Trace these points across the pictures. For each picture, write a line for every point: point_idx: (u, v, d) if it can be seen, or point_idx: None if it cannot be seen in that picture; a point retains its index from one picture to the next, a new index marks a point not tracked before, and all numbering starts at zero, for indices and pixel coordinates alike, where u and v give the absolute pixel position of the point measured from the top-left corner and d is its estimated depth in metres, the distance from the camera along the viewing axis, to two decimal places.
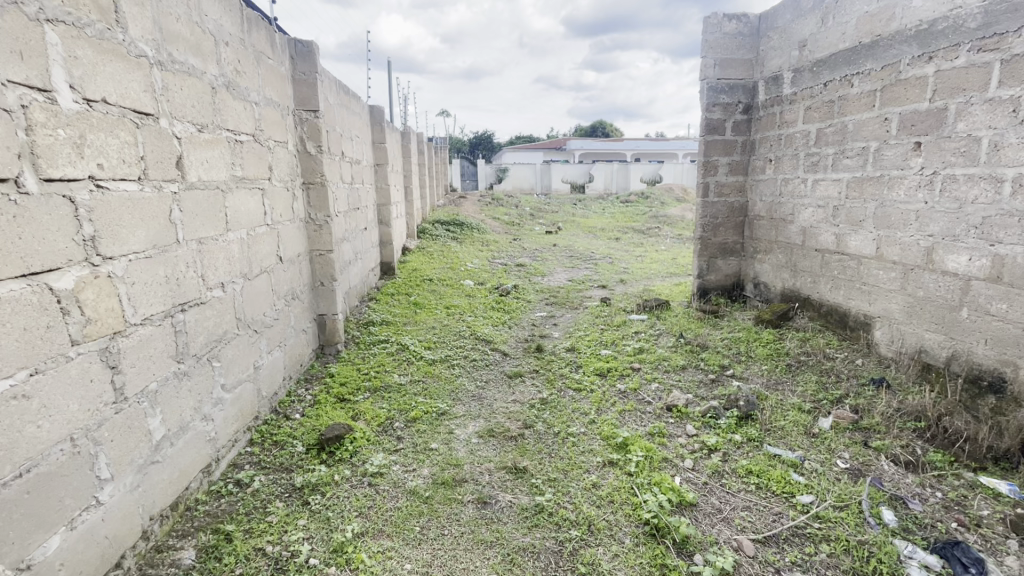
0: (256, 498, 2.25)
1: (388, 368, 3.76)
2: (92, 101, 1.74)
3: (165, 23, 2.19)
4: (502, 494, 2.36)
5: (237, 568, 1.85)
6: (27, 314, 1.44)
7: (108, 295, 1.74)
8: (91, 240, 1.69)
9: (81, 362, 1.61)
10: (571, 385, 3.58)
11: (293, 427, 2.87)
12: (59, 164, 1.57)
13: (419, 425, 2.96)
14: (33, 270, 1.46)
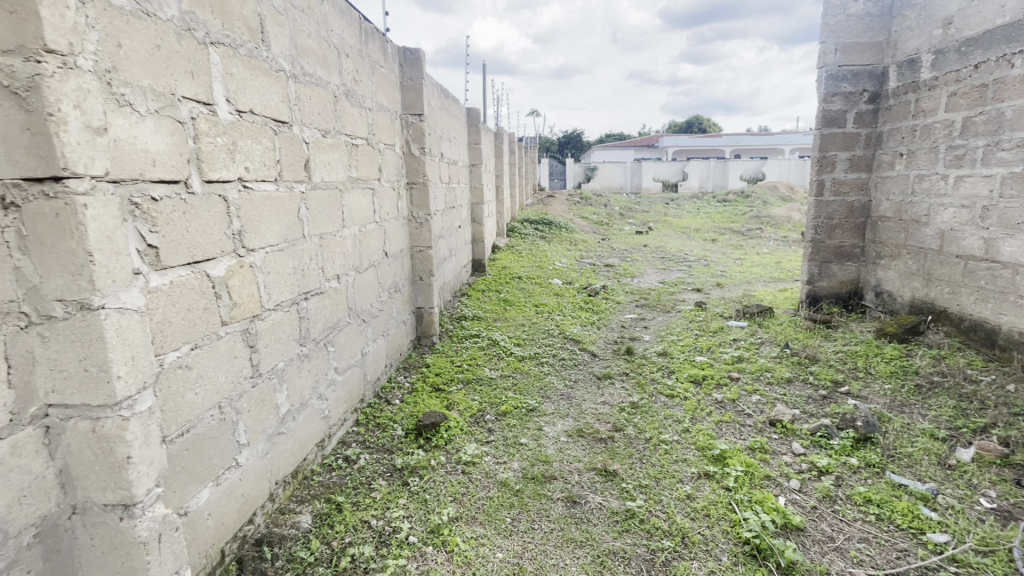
0: (362, 474, 2.43)
1: (480, 362, 3.88)
2: (243, 111, 1.98)
3: (300, 40, 2.44)
4: (592, 496, 2.34)
5: (347, 536, 2.01)
6: (191, 296, 1.67)
7: (250, 282, 1.98)
8: (238, 234, 1.92)
9: (228, 339, 1.85)
10: (664, 391, 3.45)
11: (393, 411, 3.07)
12: (217, 167, 1.81)
13: (509, 419, 3.03)
14: (196, 259, 1.70)
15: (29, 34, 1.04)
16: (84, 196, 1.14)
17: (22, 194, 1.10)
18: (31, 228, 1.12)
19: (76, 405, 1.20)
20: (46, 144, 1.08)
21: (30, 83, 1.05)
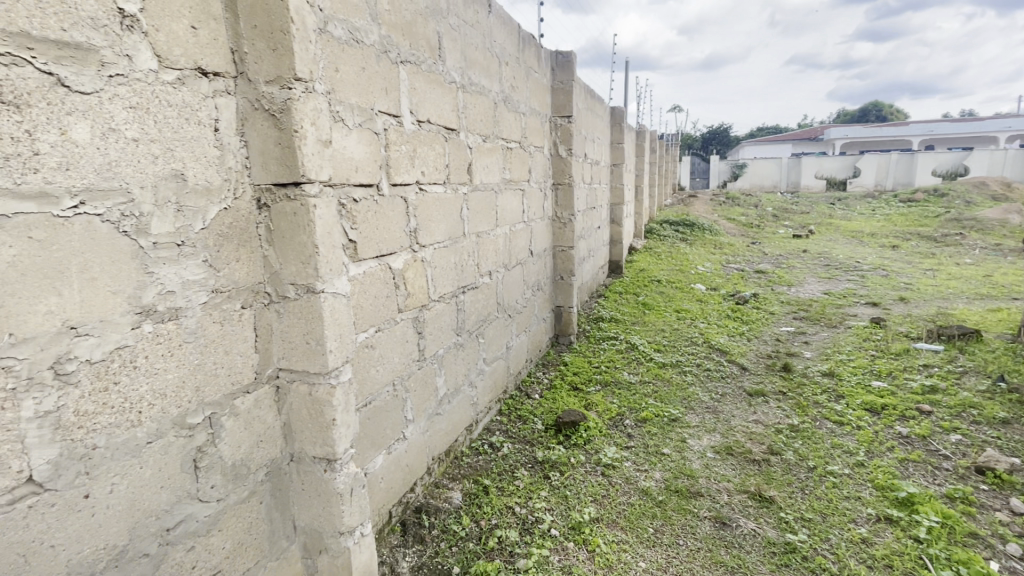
0: (505, 462, 2.56)
1: (618, 365, 3.82)
2: (422, 121, 2.20)
3: (469, 53, 2.64)
4: (745, 520, 2.17)
5: (494, 518, 2.13)
6: (378, 285, 1.91)
7: (421, 275, 2.20)
8: (413, 231, 2.14)
9: (403, 325, 2.07)
10: (830, 416, 3.05)
11: (533, 405, 3.17)
12: (400, 171, 2.04)
13: (650, 426, 2.94)
14: (383, 253, 1.93)
15: (285, 66, 1.28)
16: (314, 198, 1.36)
17: (272, 197, 1.36)
18: (276, 223, 1.38)
19: (299, 370, 1.44)
20: (291, 155, 1.31)
21: (284, 106, 1.29)
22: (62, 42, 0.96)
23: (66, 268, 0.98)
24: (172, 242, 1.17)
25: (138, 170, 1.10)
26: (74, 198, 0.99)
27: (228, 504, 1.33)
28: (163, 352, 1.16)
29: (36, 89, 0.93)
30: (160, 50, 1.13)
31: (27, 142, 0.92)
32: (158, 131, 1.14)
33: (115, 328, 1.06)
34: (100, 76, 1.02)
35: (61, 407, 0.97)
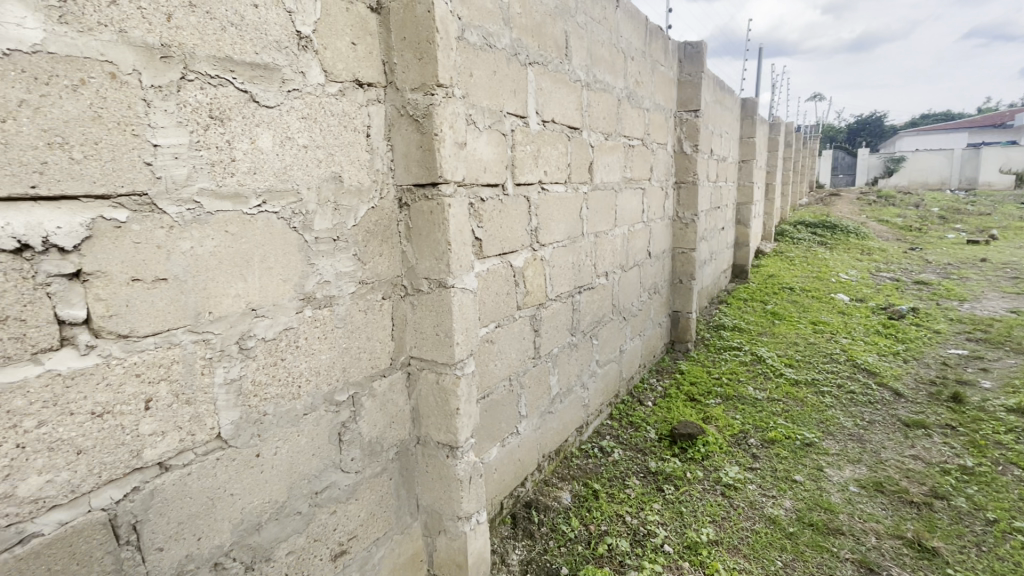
0: (616, 468, 2.50)
1: (742, 379, 3.53)
2: (547, 121, 2.22)
3: (595, 50, 2.60)
4: (898, 570, 1.87)
5: (604, 524, 2.09)
6: (499, 282, 1.96)
7: (539, 274, 2.22)
8: (534, 230, 2.17)
9: (520, 322, 2.11)
10: (1019, 461, 2.52)
11: (646, 412, 3.05)
12: (525, 171, 2.07)
13: (779, 449, 2.67)
14: (505, 251, 1.98)
15: (429, 74, 1.36)
16: (450, 197, 1.43)
17: (412, 197, 1.47)
18: (414, 221, 1.48)
19: (428, 359, 1.54)
20: (431, 157, 1.40)
21: (426, 111, 1.38)
22: (254, 64, 1.12)
23: (250, 258, 1.14)
24: (330, 237, 1.31)
25: (307, 172, 1.25)
26: (258, 197, 1.15)
27: (365, 477, 1.46)
28: (318, 335, 1.30)
29: (235, 105, 1.09)
30: (326, 66, 1.27)
31: (227, 150, 1.08)
32: (322, 138, 1.28)
33: (283, 311, 1.21)
34: (280, 91, 1.17)
35: (241, 377, 1.14)
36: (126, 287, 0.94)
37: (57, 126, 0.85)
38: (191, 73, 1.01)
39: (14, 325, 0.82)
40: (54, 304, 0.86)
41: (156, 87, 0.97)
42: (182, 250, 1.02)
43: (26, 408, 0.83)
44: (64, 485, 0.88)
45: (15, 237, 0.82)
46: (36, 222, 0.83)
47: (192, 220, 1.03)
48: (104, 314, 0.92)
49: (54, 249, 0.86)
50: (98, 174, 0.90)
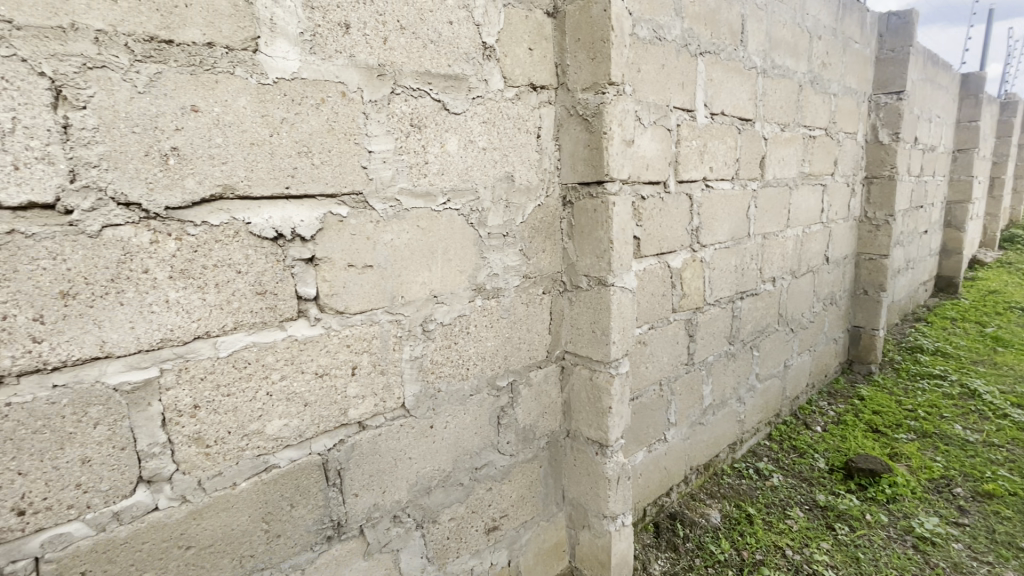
0: (775, 495, 2.26)
1: (945, 415, 2.93)
2: (715, 114, 2.08)
3: (775, 32, 2.36)
4: None
5: (759, 554, 1.92)
6: (655, 282, 1.90)
7: (698, 276, 2.10)
8: (696, 230, 2.06)
9: (675, 326, 2.02)
10: None
11: (814, 438, 2.70)
12: (689, 167, 1.97)
13: (999, 506, 2.16)
14: (663, 251, 1.91)
15: (601, 73, 1.37)
16: (614, 195, 1.43)
17: (576, 195, 1.49)
18: (577, 219, 1.50)
19: (583, 355, 1.56)
20: (598, 156, 1.41)
21: (597, 110, 1.39)
22: (448, 75, 1.24)
23: (435, 251, 1.28)
24: (500, 233, 1.41)
25: (484, 173, 1.35)
26: (444, 196, 1.27)
27: (518, 461, 1.54)
28: (486, 323, 1.40)
29: (430, 113, 1.22)
30: (506, 72, 1.36)
31: (422, 154, 1.22)
32: (499, 140, 1.37)
33: (458, 299, 1.33)
34: (467, 98, 1.29)
35: (423, 355, 1.28)
36: (344, 271, 1.12)
37: (305, 138, 1.04)
38: (399, 88, 1.16)
39: (270, 297, 1.04)
40: (295, 283, 1.06)
41: (373, 101, 1.13)
42: (384, 241, 1.18)
43: (274, 363, 1.04)
44: (294, 430, 1.09)
45: (274, 228, 1.02)
46: (288, 216, 1.04)
47: (393, 215, 1.19)
48: (328, 293, 1.11)
49: (298, 238, 1.05)
50: (330, 177, 1.08)
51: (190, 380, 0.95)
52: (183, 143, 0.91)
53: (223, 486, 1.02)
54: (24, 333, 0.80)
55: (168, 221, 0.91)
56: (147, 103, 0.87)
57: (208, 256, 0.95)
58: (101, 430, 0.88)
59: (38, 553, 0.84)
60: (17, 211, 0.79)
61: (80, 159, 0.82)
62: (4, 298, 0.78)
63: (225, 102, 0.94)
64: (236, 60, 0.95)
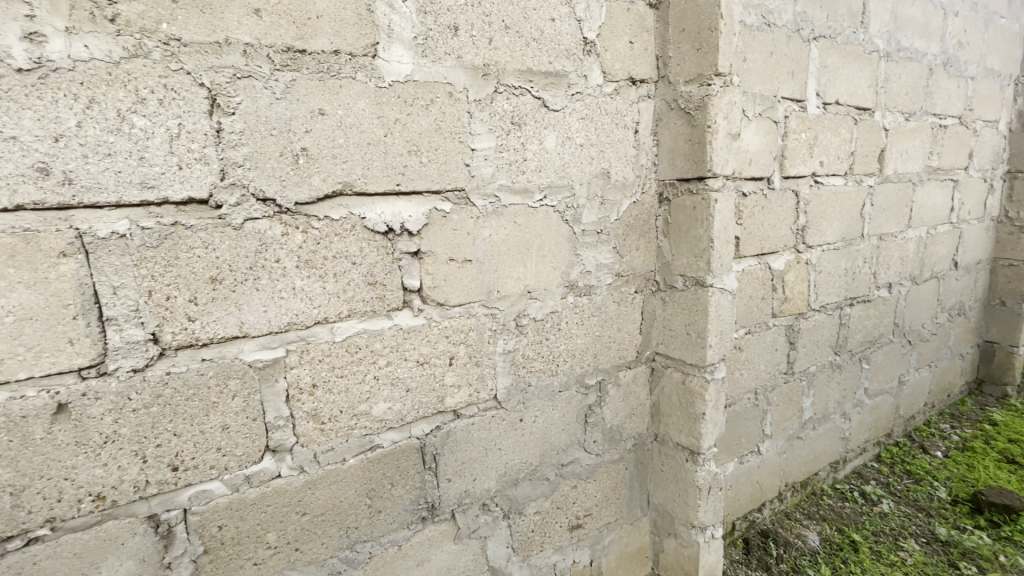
0: (885, 523, 2.06)
1: None
2: (829, 103, 1.91)
3: (902, 10, 2.12)
4: None
5: None
6: (755, 285, 1.79)
7: (802, 279, 1.95)
8: (801, 229, 1.91)
9: (774, 331, 1.90)
10: None
11: (933, 464, 2.42)
12: (797, 162, 1.83)
13: None
14: (764, 252, 1.79)
15: (707, 64, 1.31)
16: (717, 192, 1.36)
17: (674, 191, 1.44)
18: (674, 217, 1.45)
19: (675, 358, 1.51)
20: (700, 151, 1.35)
21: (701, 103, 1.33)
22: (548, 73, 1.25)
23: (530, 247, 1.29)
24: (594, 230, 1.39)
25: (580, 169, 1.34)
26: (541, 192, 1.28)
27: (604, 461, 1.52)
28: (577, 320, 1.40)
29: (530, 111, 1.23)
30: (606, 67, 1.34)
31: (521, 151, 1.24)
32: (596, 136, 1.36)
33: (551, 295, 1.34)
34: (566, 95, 1.28)
35: (516, 349, 1.30)
36: (445, 265, 1.17)
37: (415, 137, 1.09)
38: (501, 86, 1.19)
39: (380, 288, 1.10)
40: (402, 275, 1.13)
41: (477, 100, 1.16)
42: (483, 237, 1.21)
43: (381, 349, 1.11)
44: (396, 413, 1.16)
45: (385, 222, 1.09)
46: (397, 212, 1.10)
47: (492, 211, 1.22)
48: (431, 286, 1.16)
49: (406, 232, 1.11)
50: (436, 174, 1.13)
51: (310, 361, 1.04)
52: (311, 144, 0.99)
53: (335, 460, 1.10)
54: (182, 312, 0.91)
55: (296, 215, 0.99)
56: (283, 108, 0.96)
57: (328, 248, 1.03)
58: (237, 401, 0.98)
59: (186, 505, 0.96)
60: (180, 205, 0.90)
61: (229, 159, 0.92)
62: (168, 281, 0.90)
63: (347, 106, 1.02)
64: (358, 65, 1.02)
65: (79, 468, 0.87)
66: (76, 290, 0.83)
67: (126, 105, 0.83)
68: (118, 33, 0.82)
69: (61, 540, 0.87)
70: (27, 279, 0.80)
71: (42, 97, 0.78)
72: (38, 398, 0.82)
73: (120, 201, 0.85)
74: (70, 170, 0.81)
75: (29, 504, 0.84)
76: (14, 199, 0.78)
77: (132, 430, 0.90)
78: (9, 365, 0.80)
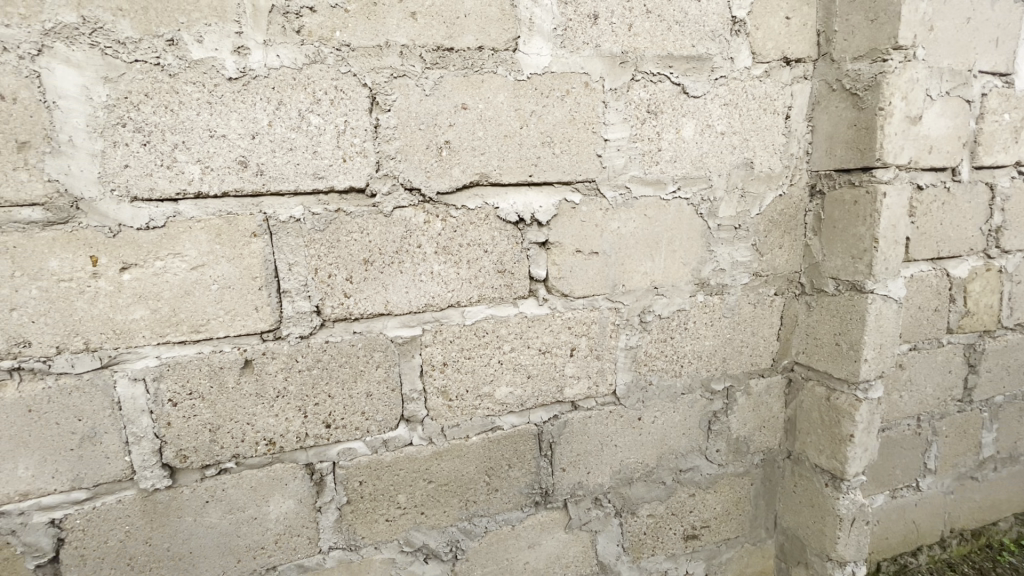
0: None
1: None
2: None
3: None
4: None
5: None
6: (926, 294, 1.53)
7: (992, 290, 1.62)
8: (996, 231, 1.59)
9: (949, 349, 1.61)
10: None
11: None
12: (994, 149, 1.52)
13: None
14: (941, 256, 1.52)
15: (884, 36, 1.14)
16: (886, 184, 1.18)
17: (831, 184, 1.29)
18: (828, 213, 1.30)
19: (819, 370, 1.36)
20: (868, 137, 1.18)
21: (872, 82, 1.16)
22: (690, 57, 1.18)
23: (661, 241, 1.24)
24: (732, 225, 1.29)
25: (720, 159, 1.25)
26: (675, 184, 1.22)
27: (726, 472, 1.42)
28: (706, 320, 1.31)
29: (668, 98, 1.18)
30: (756, 47, 1.23)
31: (656, 141, 1.19)
32: (741, 124, 1.25)
33: (679, 293, 1.28)
34: (709, 79, 1.20)
35: (638, 346, 1.27)
36: (572, 256, 1.17)
37: (549, 129, 1.11)
38: (639, 74, 1.15)
39: (508, 276, 1.14)
40: (530, 265, 1.15)
41: (613, 89, 1.14)
42: (611, 229, 1.19)
43: (506, 335, 1.15)
44: (517, 397, 1.19)
45: (517, 212, 1.12)
46: (529, 202, 1.13)
47: (623, 203, 1.19)
48: (557, 276, 1.17)
49: (536, 222, 1.14)
50: (568, 165, 1.14)
51: (442, 340, 1.11)
52: (454, 137, 1.05)
53: (460, 436, 1.17)
54: (340, 289, 1.03)
55: (437, 204, 1.06)
56: (431, 103, 1.02)
57: (464, 236, 1.09)
58: (380, 372, 1.09)
59: (335, 459, 1.10)
60: (343, 194, 1.01)
61: (384, 153, 1.02)
62: (331, 261, 1.02)
63: (488, 99, 1.06)
64: (499, 60, 1.05)
65: (258, 415, 1.02)
66: (262, 265, 0.98)
67: (305, 105, 0.95)
68: (302, 43, 0.93)
69: (242, 474, 1.04)
70: (228, 254, 0.95)
71: (244, 101, 0.92)
72: (231, 354, 0.99)
73: (297, 190, 0.98)
74: (262, 163, 0.95)
75: (222, 441, 1.01)
76: (222, 187, 0.93)
77: (298, 388, 1.04)
78: (213, 325, 0.97)
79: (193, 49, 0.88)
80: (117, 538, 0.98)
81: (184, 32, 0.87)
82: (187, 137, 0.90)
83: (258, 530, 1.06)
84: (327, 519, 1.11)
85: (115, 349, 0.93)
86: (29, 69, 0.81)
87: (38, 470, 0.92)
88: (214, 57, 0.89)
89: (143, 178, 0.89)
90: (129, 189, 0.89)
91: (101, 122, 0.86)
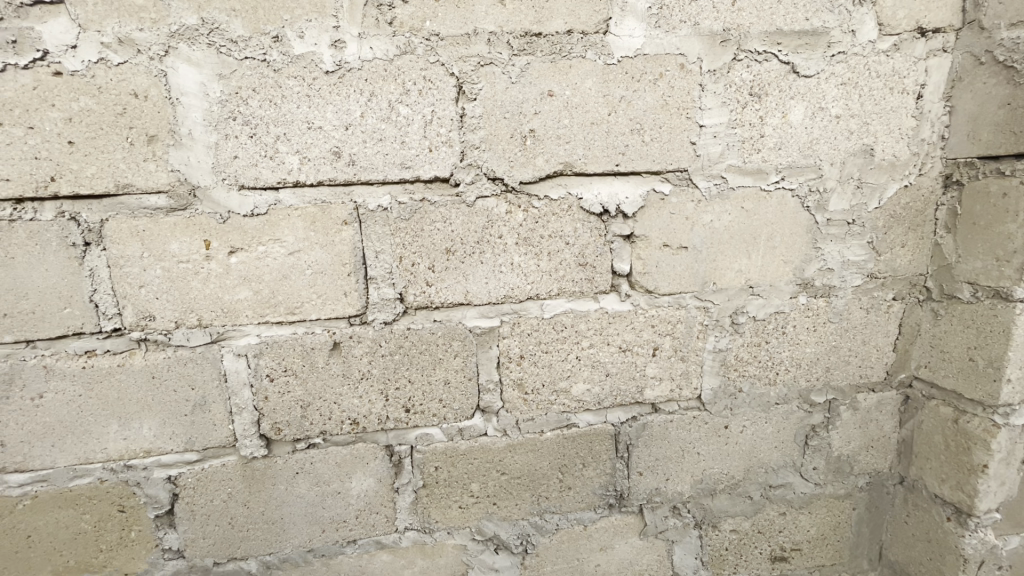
0: None
1: None
2: None
3: None
4: None
5: None
6: None
7: None
8: None
9: None
10: None
11: None
12: None
13: None
14: None
15: None
16: None
17: (972, 173, 1.11)
18: (967, 206, 1.12)
19: (945, 388, 1.19)
20: None
21: None
22: (803, 31, 1.06)
23: (759, 236, 1.14)
24: (844, 220, 1.16)
25: (834, 146, 1.12)
26: (778, 173, 1.11)
27: (824, 493, 1.29)
28: (808, 325, 1.19)
29: (774, 79, 1.07)
30: (884, 17, 1.08)
31: (758, 126, 1.09)
32: (861, 105, 1.11)
33: (777, 293, 1.17)
34: (824, 56, 1.07)
35: (728, 349, 1.18)
36: (658, 251, 1.11)
37: (639, 115, 1.05)
38: (742, 53, 1.05)
39: (590, 270, 1.10)
40: (613, 259, 1.10)
41: (711, 71, 1.05)
42: (702, 222, 1.11)
43: (585, 331, 1.12)
44: (594, 395, 1.16)
45: (601, 203, 1.07)
46: (615, 192, 1.08)
47: (717, 194, 1.10)
48: (641, 272, 1.11)
49: (621, 214, 1.08)
50: (658, 154, 1.07)
51: (520, 333, 1.10)
52: (539, 125, 1.02)
53: (534, 431, 1.16)
54: (422, 278, 1.05)
55: (520, 194, 1.05)
56: (516, 91, 1.00)
57: (545, 227, 1.07)
58: (458, 361, 1.09)
59: (413, 443, 1.12)
60: (428, 183, 1.02)
61: (469, 142, 1.01)
62: (414, 250, 1.03)
63: (575, 85, 1.02)
64: (589, 43, 1.01)
65: (344, 395, 1.07)
66: (351, 253, 1.02)
67: (395, 96, 0.97)
68: (393, 34, 0.95)
69: (329, 449, 1.09)
70: (321, 241, 1.00)
71: (340, 94, 0.95)
72: (321, 336, 1.04)
73: (385, 179, 1.00)
74: (354, 153, 0.98)
75: (311, 417, 1.07)
76: (317, 176, 0.98)
77: (381, 371, 1.07)
78: (307, 307, 1.02)
79: (295, 45, 0.93)
80: (221, 499, 1.08)
81: (288, 28, 0.92)
82: (288, 129, 0.95)
83: (341, 504, 1.12)
84: (404, 500, 1.14)
85: (223, 326, 1.01)
86: (158, 69, 0.90)
87: (159, 431, 1.03)
88: (314, 52, 0.93)
89: (250, 167, 0.96)
90: (237, 178, 0.96)
91: (216, 116, 0.93)
